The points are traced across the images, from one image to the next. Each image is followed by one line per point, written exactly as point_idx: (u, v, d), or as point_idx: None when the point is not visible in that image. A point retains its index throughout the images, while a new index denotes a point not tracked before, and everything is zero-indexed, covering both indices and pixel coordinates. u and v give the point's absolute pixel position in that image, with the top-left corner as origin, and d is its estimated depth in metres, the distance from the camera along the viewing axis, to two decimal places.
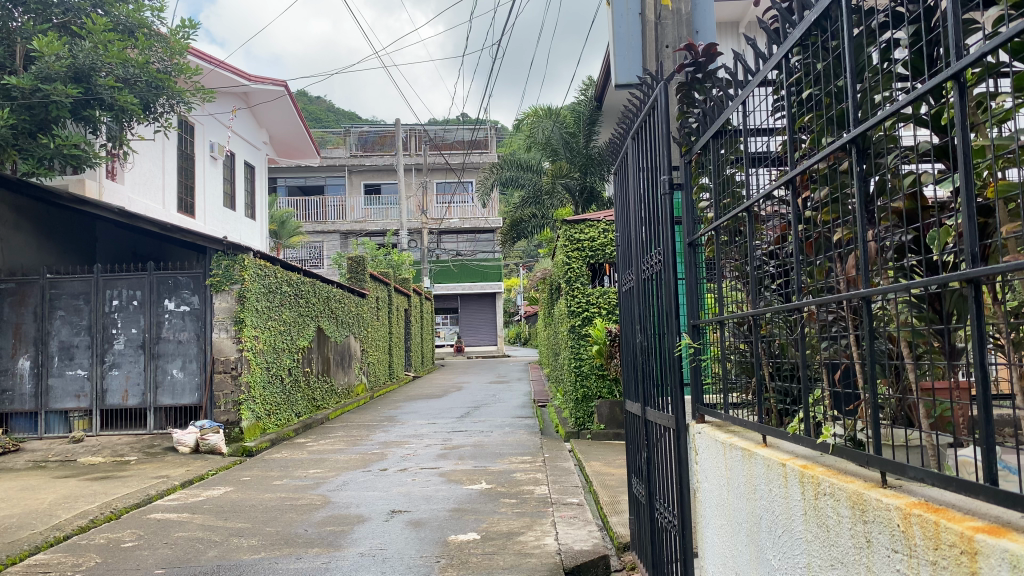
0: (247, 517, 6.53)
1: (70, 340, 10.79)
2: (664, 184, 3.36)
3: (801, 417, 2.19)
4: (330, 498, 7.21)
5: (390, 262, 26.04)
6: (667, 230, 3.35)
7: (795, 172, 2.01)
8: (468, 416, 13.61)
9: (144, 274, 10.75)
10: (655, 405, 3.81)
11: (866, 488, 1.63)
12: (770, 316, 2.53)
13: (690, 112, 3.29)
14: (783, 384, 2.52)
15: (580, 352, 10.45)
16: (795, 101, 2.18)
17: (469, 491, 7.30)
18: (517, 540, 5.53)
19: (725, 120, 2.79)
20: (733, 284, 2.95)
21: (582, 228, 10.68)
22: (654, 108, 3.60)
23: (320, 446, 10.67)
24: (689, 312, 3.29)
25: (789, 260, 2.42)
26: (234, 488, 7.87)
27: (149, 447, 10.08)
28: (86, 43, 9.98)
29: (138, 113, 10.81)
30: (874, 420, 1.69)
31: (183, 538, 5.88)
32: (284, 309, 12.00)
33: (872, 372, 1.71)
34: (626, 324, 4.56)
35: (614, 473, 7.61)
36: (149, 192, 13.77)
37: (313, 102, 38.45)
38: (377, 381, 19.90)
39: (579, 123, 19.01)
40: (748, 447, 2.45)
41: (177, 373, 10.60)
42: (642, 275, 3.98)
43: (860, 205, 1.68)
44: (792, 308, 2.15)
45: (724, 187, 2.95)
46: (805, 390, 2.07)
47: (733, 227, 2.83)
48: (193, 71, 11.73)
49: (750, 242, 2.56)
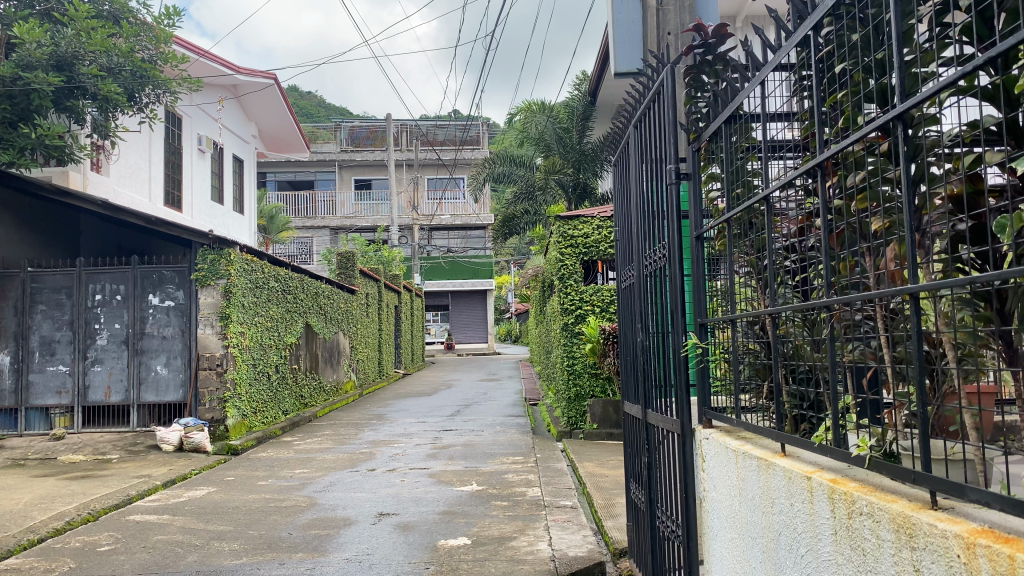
0: (229, 520, 6.31)
1: (51, 335, 10.56)
2: (671, 173, 3.17)
3: (830, 424, 1.99)
4: (316, 499, 6.99)
5: (380, 259, 25.82)
6: (674, 223, 3.16)
7: (829, 153, 1.83)
8: (458, 414, 13.42)
9: (127, 268, 10.49)
10: (656, 407, 3.62)
11: (913, 509, 1.44)
12: (787, 315, 2.36)
13: (698, 97, 3.09)
14: (802, 389, 2.34)
15: (572, 350, 10.26)
16: (825, 77, 1.98)
17: (459, 493, 7.11)
18: (509, 545, 5.33)
19: (737, 106, 2.62)
20: (744, 278, 2.74)
21: (576, 224, 10.49)
22: (659, 94, 3.40)
23: (307, 445, 10.45)
24: (696, 310, 3.09)
25: (812, 254, 2.23)
26: (217, 489, 7.64)
27: (132, 445, 9.82)
28: (67, 30, 9.76)
29: (123, 103, 10.55)
30: (925, 434, 1.48)
31: (162, 542, 5.65)
32: (272, 305, 11.77)
33: (922, 378, 1.51)
34: (626, 324, 4.35)
35: (608, 474, 7.42)
36: (135, 185, 13.52)
37: (302, 97, 38.12)
38: (366, 378, 19.73)
39: (572, 118, 18.84)
40: (765, 456, 2.25)
41: (161, 370, 10.36)
42: (644, 271, 3.78)
43: (906, 192, 1.50)
44: (819, 305, 1.96)
45: (736, 177, 2.76)
46: (833, 392, 1.88)
47: (745, 220, 2.64)
48: (179, 60, 11.46)
49: (768, 234, 2.35)
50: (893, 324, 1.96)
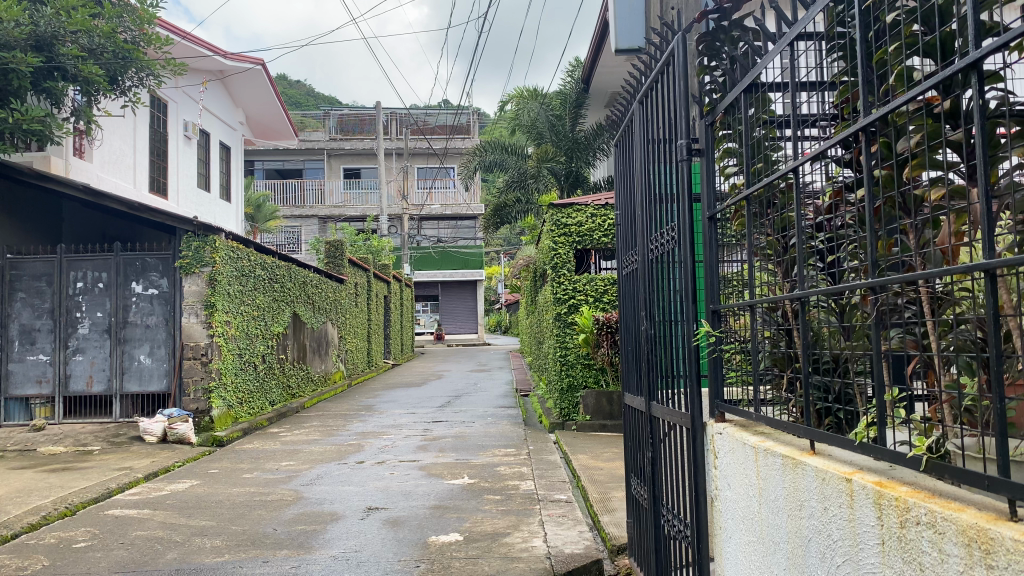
0: (212, 514, 6.08)
1: (31, 324, 10.29)
2: (683, 149, 2.97)
3: (872, 421, 1.78)
4: (302, 493, 6.77)
5: (369, 248, 24.79)
6: (684, 203, 2.95)
7: (875, 117, 1.64)
8: (448, 405, 13.24)
9: (109, 255, 10.23)
10: (661, 399, 3.42)
11: (988, 521, 1.25)
12: (816, 300, 2.17)
13: (711, 67, 2.86)
14: (828, 381, 2.14)
15: (565, 340, 10.05)
16: (874, 29, 1.76)
17: (450, 486, 6.90)
18: (503, 542, 5.13)
19: (756, 76, 2.43)
20: (762, 262, 2.54)
21: (569, 212, 10.31)
22: (668, 64, 3.18)
23: (294, 436, 10.23)
24: (707, 296, 2.87)
25: (846, 231, 2.03)
26: (201, 482, 7.41)
27: (115, 436, 9.57)
28: (46, 9, 9.43)
29: (104, 86, 10.30)
30: (1002, 433, 1.28)
31: (140, 538, 5.43)
32: (258, 294, 11.51)
33: (1001, 368, 1.29)
34: (628, 312, 4.17)
35: (602, 467, 7.22)
36: (119, 171, 13.25)
37: (289, 87, 37.67)
38: (355, 368, 19.49)
39: (565, 105, 18.65)
40: (792, 454, 2.06)
41: (144, 359, 10.11)
42: (649, 255, 3.58)
43: (984, 154, 1.32)
44: (857, 287, 1.77)
45: (754, 151, 2.57)
46: (877, 382, 1.69)
47: (765, 197, 2.44)
48: (162, 42, 11.15)
49: (795, 211, 2.15)
50: (938, 308, 1.79)
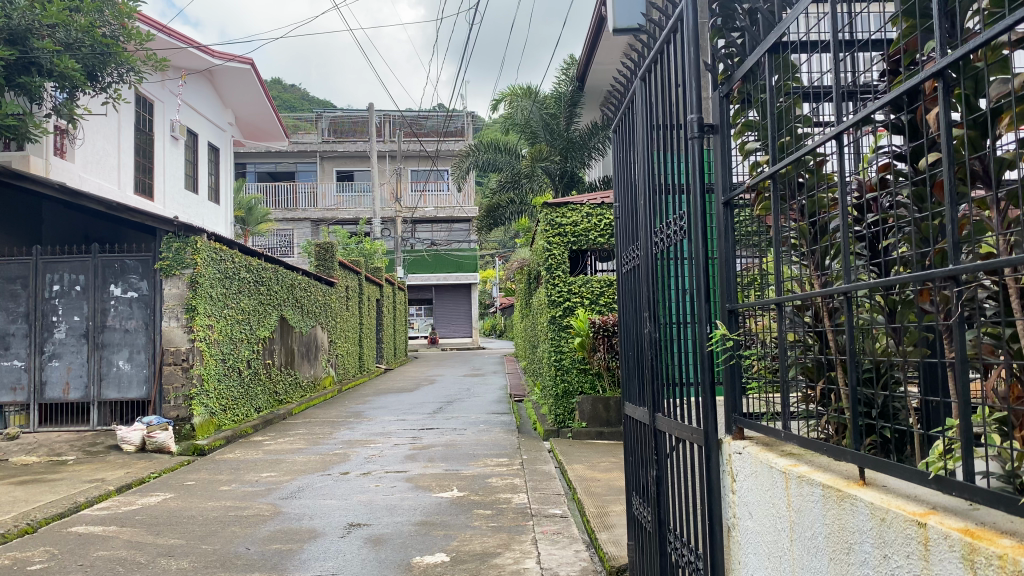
0: (182, 532, 5.69)
1: (6, 329, 9.91)
2: (693, 126, 2.58)
3: (946, 448, 1.41)
4: (280, 508, 6.37)
5: (361, 251, 24.78)
6: (694, 191, 2.58)
7: (952, 58, 1.25)
8: (439, 411, 12.84)
9: (87, 256, 9.82)
10: (667, 411, 3.04)
11: None
12: (860, 297, 1.79)
13: (727, 31, 2.48)
14: (871, 393, 1.77)
15: (560, 345, 9.65)
16: None
17: (437, 500, 6.50)
18: (493, 563, 4.73)
19: (781, 33, 2.03)
20: (794, 252, 2.17)
21: (563, 212, 9.93)
22: (676, 31, 2.80)
23: (278, 445, 9.82)
24: (722, 295, 2.49)
25: (898, 213, 1.65)
26: (175, 496, 6.99)
27: (91, 446, 9.15)
28: (20, 1, 9.00)
29: (81, 82, 9.85)
30: None
31: (101, 559, 5.02)
32: (242, 297, 11.09)
33: None
34: (629, 315, 3.77)
35: (599, 478, 6.84)
36: (103, 171, 12.83)
37: (283, 91, 37.31)
38: (346, 374, 19.09)
39: (559, 104, 18.29)
40: (834, 484, 1.69)
41: (123, 365, 9.67)
42: (653, 248, 3.19)
43: None
44: (922, 280, 1.39)
45: (779, 124, 2.19)
46: (962, 399, 1.30)
47: (793, 177, 2.06)
48: (143, 37, 10.69)
49: (837, 192, 1.76)
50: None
